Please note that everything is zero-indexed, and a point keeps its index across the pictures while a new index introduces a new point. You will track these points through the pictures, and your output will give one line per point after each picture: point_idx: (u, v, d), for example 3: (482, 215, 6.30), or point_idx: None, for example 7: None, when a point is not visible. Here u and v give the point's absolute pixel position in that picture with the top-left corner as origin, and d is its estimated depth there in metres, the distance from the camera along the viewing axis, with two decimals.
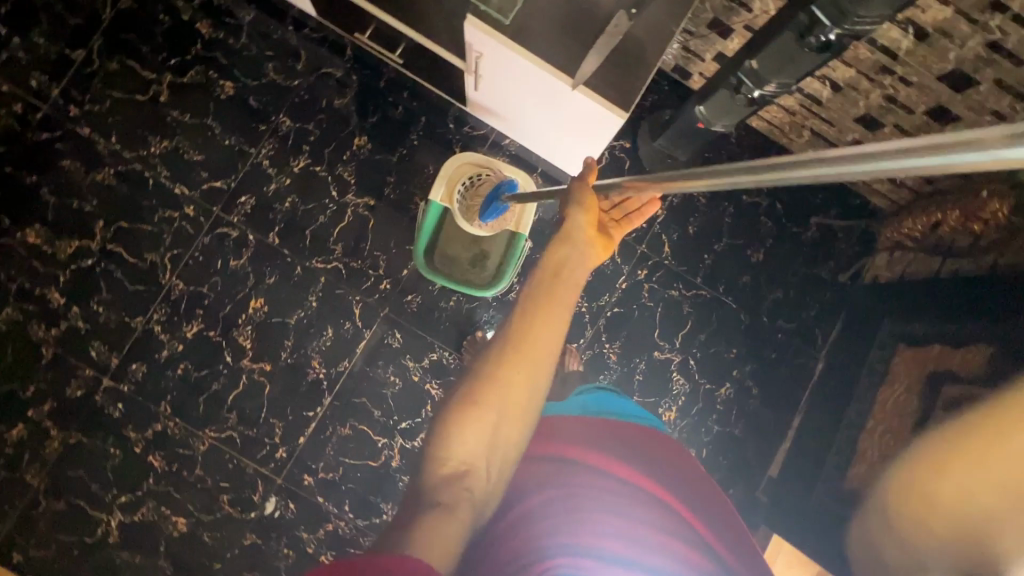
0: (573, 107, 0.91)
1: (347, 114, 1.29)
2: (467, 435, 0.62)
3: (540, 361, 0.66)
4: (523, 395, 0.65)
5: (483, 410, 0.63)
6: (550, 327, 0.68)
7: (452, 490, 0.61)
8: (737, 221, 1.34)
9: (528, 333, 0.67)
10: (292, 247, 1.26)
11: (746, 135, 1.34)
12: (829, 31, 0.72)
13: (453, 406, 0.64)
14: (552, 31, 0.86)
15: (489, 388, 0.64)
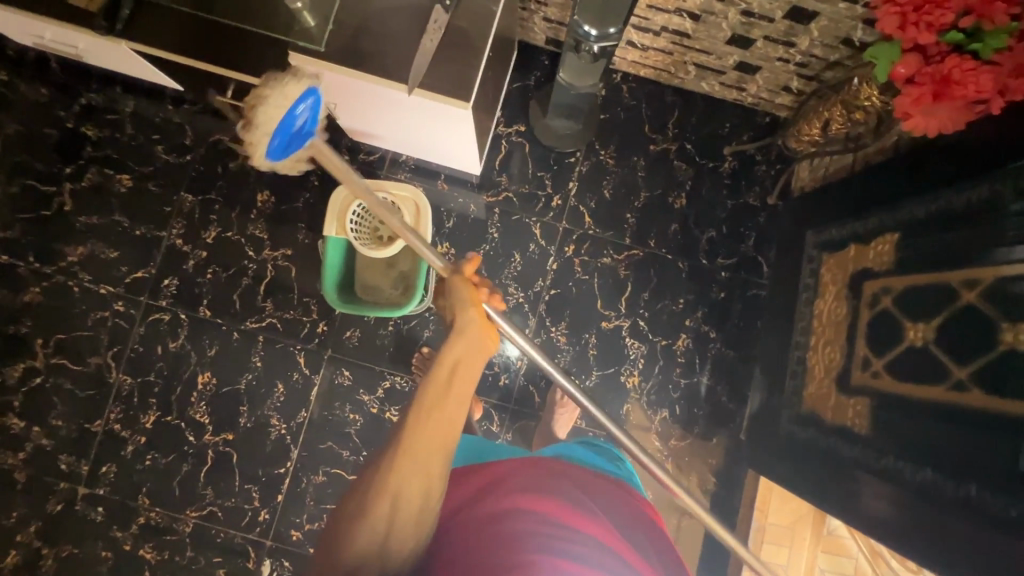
0: (427, 111, 0.91)
1: (244, 174, 1.30)
2: (357, 550, 0.56)
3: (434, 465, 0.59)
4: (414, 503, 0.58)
5: (374, 517, 0.57)
6: (450, 422, 0.62)
7: None
8: (651, 172, 1.32)
9: (420, 431, 0.60)
10: (225, 314, 1.28)
11: (638, 85, 1.33)
12: None
13: (348, 510, 0.58)
14: (374, 45, 0.85)
15: (377, 492, 0.57)
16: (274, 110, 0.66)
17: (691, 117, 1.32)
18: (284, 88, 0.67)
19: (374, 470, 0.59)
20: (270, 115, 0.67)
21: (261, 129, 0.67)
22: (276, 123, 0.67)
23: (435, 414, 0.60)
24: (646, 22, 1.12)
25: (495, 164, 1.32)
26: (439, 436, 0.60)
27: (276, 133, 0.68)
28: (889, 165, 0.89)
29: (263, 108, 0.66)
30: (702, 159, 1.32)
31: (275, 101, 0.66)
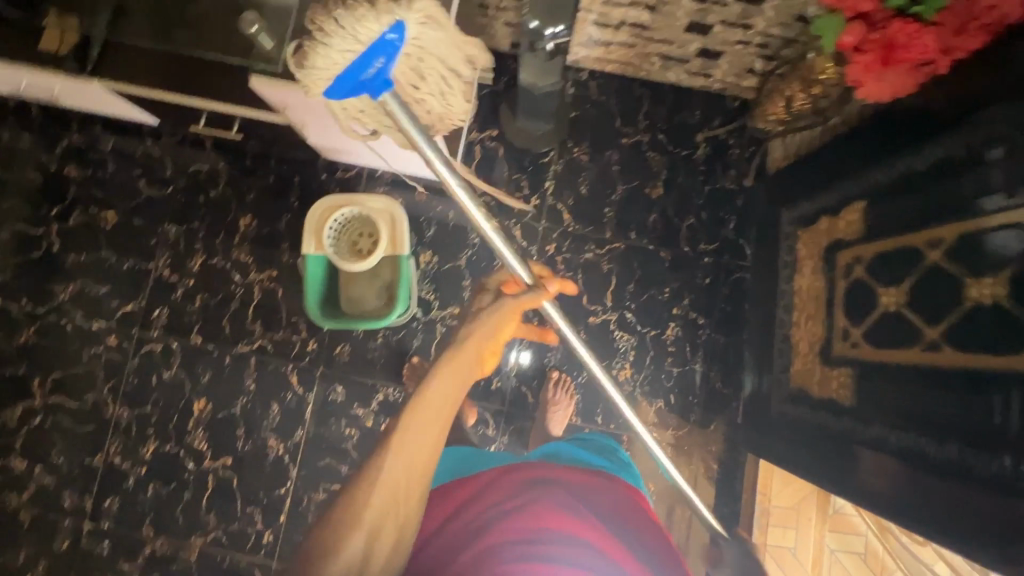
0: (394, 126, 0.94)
1: (226, 200, 1.32)
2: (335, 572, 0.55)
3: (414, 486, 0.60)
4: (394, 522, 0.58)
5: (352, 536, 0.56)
6: (433, 447, 0.62)
7: None
8: (626, 165, 1.33)
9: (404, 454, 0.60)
10: (216, 340, 1.29)
11: (605, 80, 1.34)
12: None
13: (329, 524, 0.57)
14: None
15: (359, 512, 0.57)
16: (345, 50, 0.64)
17: (661, 107, 1.33)
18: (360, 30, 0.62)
19: (330, 524, 0.57)
20: (344, 44, 0.64)
21: (333, 48, 0.64)
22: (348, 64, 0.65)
23: (404, 458, 0.59)
24: (604, 18, 1.13)
25: (471, 171, 1.34)
26: (407, 482, 0.59)
27: (339, 74, 0.65)
28: (851, 135, 0.90)
29: (342, 41, 0.63)
30: (675, 148, 1.33)
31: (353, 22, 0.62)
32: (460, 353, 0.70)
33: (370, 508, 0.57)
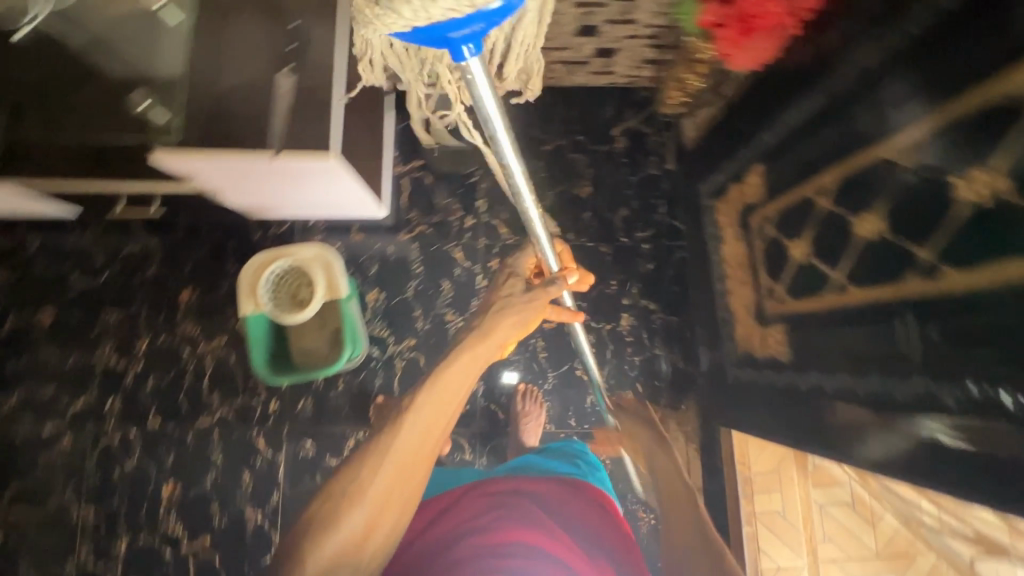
0: (322, 175, 0.99)
1: (163, 278, 1.31)
2: (354, 504, 0.63)
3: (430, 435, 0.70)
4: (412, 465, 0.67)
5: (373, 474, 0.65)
6: (446, 405, 0.73)
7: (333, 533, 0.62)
8: (551, 171, 1.37)
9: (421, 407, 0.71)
10: (175, 419, 1.26)
11: (516, 94, 1.39)
12: None
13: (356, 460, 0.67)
14: (232, 125, 0.89)
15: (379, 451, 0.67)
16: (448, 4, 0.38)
17: (573, 110, 1.38)
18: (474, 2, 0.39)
19: (354, 471, 0.66)
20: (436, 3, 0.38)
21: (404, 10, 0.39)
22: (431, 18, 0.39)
23: (424, 418, 0.70)
24: None
25: (403, 204, 1.36)
26: (425, 444, 0.69)
27: (420, 27, 0.41)
28: (738, 105, 0.94)
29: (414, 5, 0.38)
30: (595, 146, 1.37)
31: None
32: (485, 340, 0.82)
33: (393, 456, 0.67)
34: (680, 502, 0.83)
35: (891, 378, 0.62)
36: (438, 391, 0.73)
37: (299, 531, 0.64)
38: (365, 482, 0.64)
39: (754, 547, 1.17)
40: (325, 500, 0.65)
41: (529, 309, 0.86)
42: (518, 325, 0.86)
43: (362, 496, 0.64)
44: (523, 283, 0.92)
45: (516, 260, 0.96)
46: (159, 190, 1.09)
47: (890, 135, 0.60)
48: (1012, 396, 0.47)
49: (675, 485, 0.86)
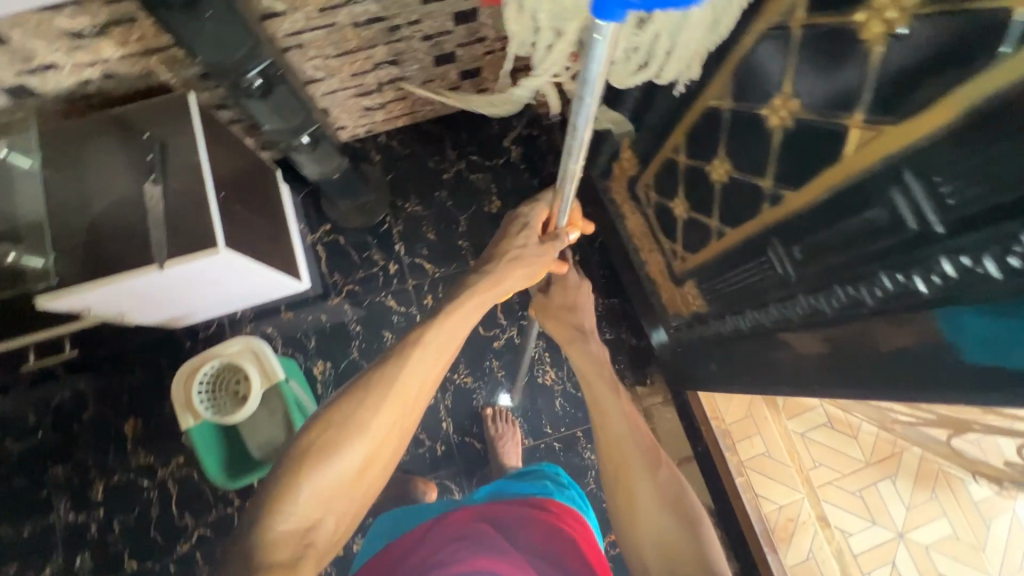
0: (230, 270, 0.98)
1: (102, 415, 1.26)
2: (347, 428, 0.59)
3: (430, 364, 0.65)
4: (407, 395, 0.63)
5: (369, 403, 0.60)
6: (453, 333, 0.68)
7: (319, 451, 0.58)
8: (458, 196, 1.40)
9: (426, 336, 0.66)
10: (152, 554, 1.21)
11: (404, 134, 1.42)
12: (251, 78, 0.77)
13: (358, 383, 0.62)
14: (115, 246, 0.88)
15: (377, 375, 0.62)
16: None
17: (462, 133, 1.43)
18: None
19: (348, 405, 0.61)
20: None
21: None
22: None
23: (428, 356, 0.65)
24: (362, 88, 1.21)
25: (324, 269, 1.36)
26: (426, 384, 0.65)
27: None
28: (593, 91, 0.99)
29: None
30: (491, 160, 1.42)
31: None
32: (497, 288, 0.73)
33: (397, 391, 0.62)
34: (633, 456, 0.75)
35: (784, 304, 0.64)
36: (438, 333, 0.66)
37: (280, 467, 0.58)
38: (361, 416, 0.60)
39: (752, 496, 1.16)
40: (317, 432, 0.59)
41: (532, 252, 0.76)
42: (520, 270, 0.75)
43: (359, 429, 0.59)
44: (535, 239, 0.77)
45: (531, 213, 0.80)
46: (77, 328, 1.06)
47: (708, 84, 0.67)
48: (927, 280, 0.45)
49: (625, 443, 0.76)
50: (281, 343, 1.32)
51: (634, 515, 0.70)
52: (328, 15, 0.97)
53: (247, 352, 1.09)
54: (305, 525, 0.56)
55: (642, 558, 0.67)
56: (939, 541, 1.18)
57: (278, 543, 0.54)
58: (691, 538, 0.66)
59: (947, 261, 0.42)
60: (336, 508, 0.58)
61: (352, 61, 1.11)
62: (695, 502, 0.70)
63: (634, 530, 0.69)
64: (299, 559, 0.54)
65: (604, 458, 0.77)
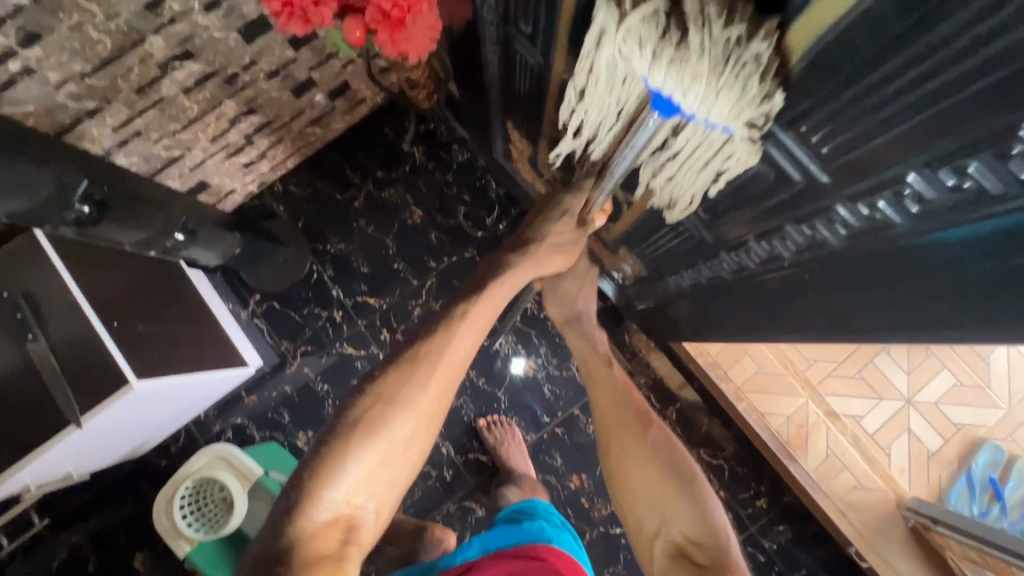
0: (162, 393, 0.91)
1: (105, 562, 1.22)
2: (398, 408, 0.56)
3: (472, 338, 0.63)
4: (453, 370, 0.60)
5: (421, 376, 0.58)
6: (492, 308, 0.65)
7: (373, 430, 0.55)
8: (377, 219, 1.32)
9: (466, 312, 0.63)
10: None
11: (299, 174, 1.32)
12: (76, 207, 0.70)
13: (401, 359, 0.59)
14: (21, 419, 0.81)
15: (426, 349, 0.60)
16: (722, 112, 0.42)
17: (358, 152, 1.33)
18: (721, 80, 0.40)
19: (394, 379, 0.58)
20: (689, 62, 0.40)
21: (654, 66, 0.42)
22: (671, 89, 0.42)
23: (472, 329, 0.63)
24: (230, 147, 1.10)
25: (270, 339, 1.29)
26: (466, 361, 0.62)
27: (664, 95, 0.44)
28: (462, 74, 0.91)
29: (672, 66, 0.41)
30: (399, 168, 1.33)
31: (716, 47, 0.39)
32: (510, 256, 0.70)
33: (445, 366, 0.60)
34: (626, 425, 0.70)
35: (737, 252, 0.62)
36: (479, 307, 0.64)
37: (326, 446, 0.54)
38: (407, 392, 0.57)
39: (759, 417, 1.15)
40: (360, 407, 0.56)
41: (570, 237, 0.72)
42: (559, 258, 0.72)
43: (407, 405, 0.57)
44: (573, 226, 0.72)
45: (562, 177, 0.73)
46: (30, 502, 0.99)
47: (552, 55, 0.63)
48: (851, 207, 0.43)
49: (622, 412, 0.72)
50: (256, 429, 1.26)
51: (629, 484, 0.66)
52: (150, 93, 0.86)
53: (218, 460, 1.06)
54: (344, 512, 0.52)
55: (636, 523, 0.65)
56: (946, 394, 1.19)
57: (322, 531, 0.50)
58: (684, 496, 0.64)
59: (844, 208, 0.44)
60: (381, 490, 0.55)
61: (205, 127, 1.01)
62: (688, 458, 0.68)
63: (628, 497, 0.66)
64: (343, 547, 0.50)
65: (602, 434, 0.71)
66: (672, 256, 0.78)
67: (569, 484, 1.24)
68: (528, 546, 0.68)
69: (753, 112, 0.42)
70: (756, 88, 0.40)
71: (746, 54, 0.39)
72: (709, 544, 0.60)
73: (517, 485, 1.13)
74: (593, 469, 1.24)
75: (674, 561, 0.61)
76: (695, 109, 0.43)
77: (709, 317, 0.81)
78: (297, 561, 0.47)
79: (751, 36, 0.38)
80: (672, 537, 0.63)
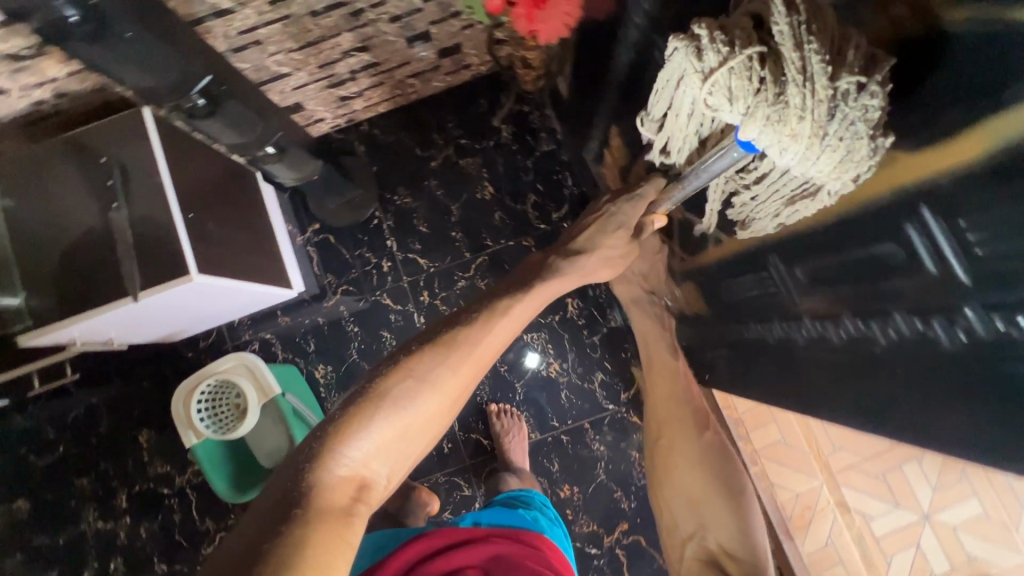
0: (211, 292, 0.94)
1: (116, 428, 1.29)
2: (427, 386, 0.57)
3: (507, 331, 0.64)
4: (487, 354, 0.61)
5: (456, 353, 0.59)
6: (534, 304, 0.66)
7: (398, 401, 0.56)
8: (448, 184, 1.33)
9: (505, 304, 0.64)
10: (178, 558, 1.26)
11: (388, 123, 1.35)
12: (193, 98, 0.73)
13: (439, 334, 0.60)
14: (85, 278, 0.86)
15: (463, 329, 0.61)
16: (822, 169, 0.45)
17: (449, 115, 1.34)
18: (825, 138, 0.43)
19: (429, 359, 0.58)
20: (789, 121, 0.43)
21: (750, 121, 0.44)
22: (767, 143, 0.45)
23: (509, 325, 0.63)
24: (334, 78, 1.12)
25: (317, 270, 1.32)
26: (496, 348, 0.63)
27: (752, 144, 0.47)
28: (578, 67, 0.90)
29: (770, 122, 0.44)
30: (483, 141, 1.33)
31: (820, 105, 0.42)
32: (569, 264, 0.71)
33: (477, 355, 0.60)
34: (681, 425, 0.79)
35: (822, 323, 0.60)
36: (523, 302, 0.65)
37: (349, 410, 0.55)
38: (438, 374, 0.57)
39: (768, 486, 1.12)
40: (388, 380, 0.56)
41: (620, 250, 0.74)
42: (606, 269, 0.74)
43: (434, 387, 0.57)
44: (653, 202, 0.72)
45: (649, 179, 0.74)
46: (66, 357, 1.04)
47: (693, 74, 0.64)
48: (984, 316, 0.41)
49: (680, 412, 0.80)
50: (281, 348, 1.30)
51: (673, 481, 0.76)
52: (281, 7, 0.87)
53: (241, 370, 1.10)
54: (360, 472, 0.53)
55: (674, 520, 0.75)
56: (967, 522, 1.13)
57: (338, 485, 0.52)
58: (724, 506, 0.72)
59: (974, 313, 0.42)
60: (394, 459, 0.56)
61: (319, 51, 1.02)
62: (736, 470, 0.75)
63: (672, 497, 0.76)
64: (354, 503, 0.52)
65: (657, 424, 0.81)
66: (743, 305, 0.76)
67: (559, 493, 1.24)
68: (520, 530, 0.69)
69: (858, 168, 0.45)
70: (864, 147, 0.43)
71: (852, 115, 0.42)
72: (740, 552, 0.69)
73: (513, 478, 1.14)
74: (586, 485, 1.24)
75: (705, 564, 0.70)
76: (793, 163, 0.46)
77: (760, 376, 0.79)
78: (314, 507, 0.49)
79: (861, 93, 0.41)
80: (706, 542, 0.71)
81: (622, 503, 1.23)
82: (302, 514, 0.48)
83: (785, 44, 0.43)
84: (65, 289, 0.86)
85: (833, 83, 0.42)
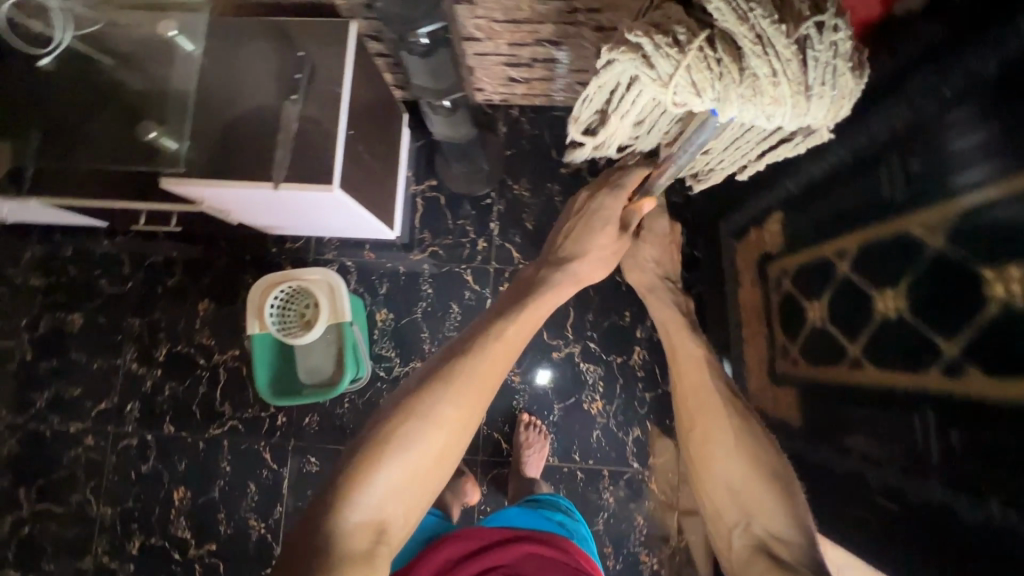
0: (334, 206, 0.97)
1: (183, 287, 1.34)
2: (431, 424, 0.61)
3: (501, 363, 0.67)
4: (487, 378, 0.65)
5: (456, 387, 0.63)
6: (524, 335, 0.71)
7: (405, 443, 0.59)
8: (568, 194, 1.34)
9: (497, 336, 0.68)
10: (187, 426, 1.30)
11: (536, 116, 1.36)
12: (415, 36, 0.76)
13: (440, 370, 0.64)
14: (239, 153, 0.90)
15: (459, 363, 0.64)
16: (810, 113, 0.53)
17: None
18: (809, 89, 0.51)
19: (429, 397, 0.62)
20: (766, 89, 0.51)
21: (728, 103, 0.52)
22: (755, 115, 0.53)
23: (503, 358, 0.67)
24: (514, 58, 1.14)
25: (417, 223, 1.34)
26: (496, 365, 0.66)
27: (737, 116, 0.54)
28: None
29: (752, 97, 0.51)
30: None
31: (791, 63, 0.49)
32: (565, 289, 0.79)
33: (474, 381, 0.64)
34: (714, 412, 0.72)
35: None
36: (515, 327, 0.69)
37: (357, 457, 0.59)
38: (438, 410, 0.61)
39: None
40: (391, 426, 0.60)
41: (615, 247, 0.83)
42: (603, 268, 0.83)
43: (437, 424, 0.61)
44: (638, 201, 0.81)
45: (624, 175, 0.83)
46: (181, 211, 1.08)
47: (915, 210, 0.64)
48: None
49: (708, 395, 0.74)
50: (356, 279, 1.34)
51: (710, 468, 0.69)
52: None
53: (326, 284, 1.11)
54: (377, 515, 0.58)
55: (715, 509, 0.67)
56: None
57: (355, 531, 0.56)
58: (771, 490, 0.65)
59: None
60: (408, 496, 0.59)
61: (517, 31, 1.03)
62: (775, 450, 0.69)
63: (712, 490, 0.68)
64: (376, 545, 0.57)
65: (686, 410, 0.74)
66: None
67: None
68: (544, 534, 0.73)
69: (842, 106, 0.53)
70: (844, 78, 0.50)
71: (819, 53, 0.49)
72: (800, 540, 0.62)
73: None
74: None
75: (755, 551, 0.63)
76: (794, 121, 0.53)
77: None
78: (334, 556, 0.54)
79: (819, 32, 0.49)
80: (753, 530, 0.64)
81: (608, 560, 1.21)
82: (324, 562, 0.54)
83: (727, 17, 0.50)
84: (217, 155, 0.90)
85: (794, 38, 0.49)
